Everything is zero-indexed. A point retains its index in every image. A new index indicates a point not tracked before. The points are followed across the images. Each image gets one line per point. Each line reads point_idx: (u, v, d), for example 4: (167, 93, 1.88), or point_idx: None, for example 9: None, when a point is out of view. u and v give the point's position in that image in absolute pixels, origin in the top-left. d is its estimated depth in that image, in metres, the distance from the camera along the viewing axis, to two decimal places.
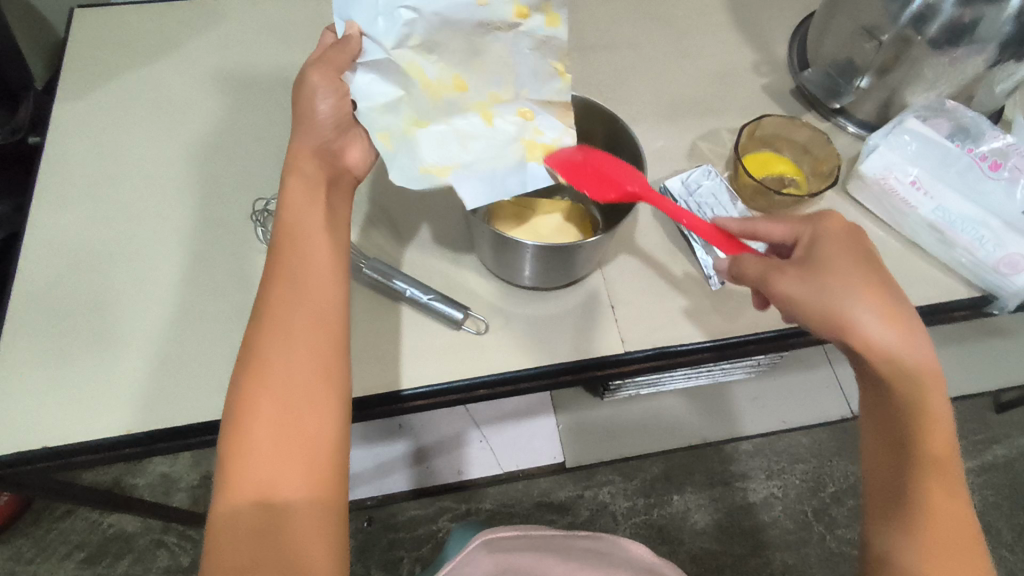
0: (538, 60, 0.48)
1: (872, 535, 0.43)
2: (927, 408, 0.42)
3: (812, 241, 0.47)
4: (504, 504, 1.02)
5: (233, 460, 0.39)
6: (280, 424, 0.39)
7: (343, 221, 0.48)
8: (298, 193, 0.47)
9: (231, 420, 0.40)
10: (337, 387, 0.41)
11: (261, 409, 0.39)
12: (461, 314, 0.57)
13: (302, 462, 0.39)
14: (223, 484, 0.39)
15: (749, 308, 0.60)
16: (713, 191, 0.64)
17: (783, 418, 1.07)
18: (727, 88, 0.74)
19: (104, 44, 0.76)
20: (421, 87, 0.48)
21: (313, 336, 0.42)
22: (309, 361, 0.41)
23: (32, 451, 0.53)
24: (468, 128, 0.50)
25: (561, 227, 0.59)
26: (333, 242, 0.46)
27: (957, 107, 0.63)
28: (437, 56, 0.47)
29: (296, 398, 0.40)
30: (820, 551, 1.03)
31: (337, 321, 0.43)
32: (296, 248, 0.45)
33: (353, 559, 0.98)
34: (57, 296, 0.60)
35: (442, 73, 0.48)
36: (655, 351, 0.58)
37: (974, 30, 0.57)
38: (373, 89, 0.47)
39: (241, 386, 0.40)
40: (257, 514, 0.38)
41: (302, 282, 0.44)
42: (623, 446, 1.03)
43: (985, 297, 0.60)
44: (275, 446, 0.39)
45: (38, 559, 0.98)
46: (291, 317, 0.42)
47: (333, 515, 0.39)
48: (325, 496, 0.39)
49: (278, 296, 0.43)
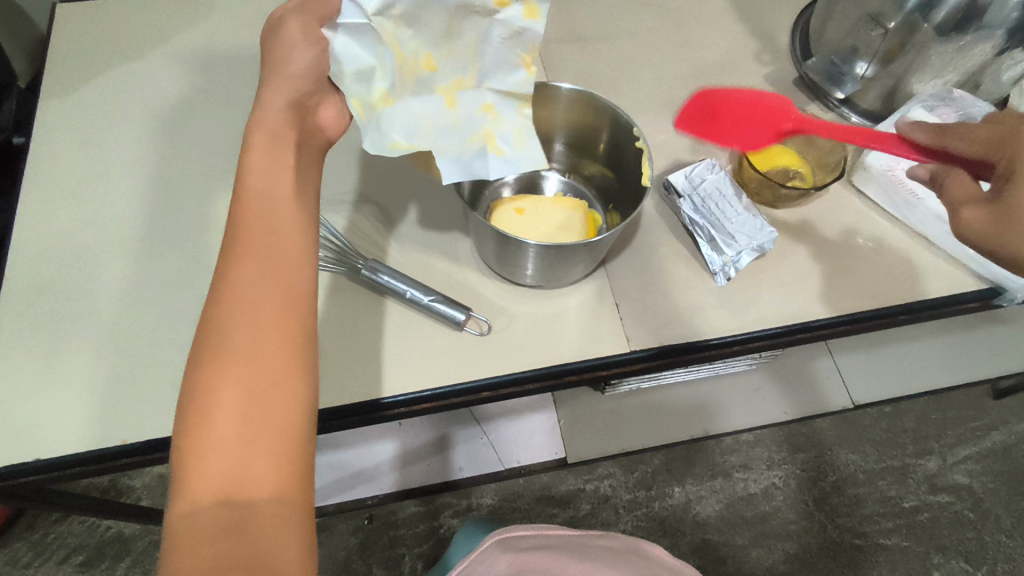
0: (508, 49, 0.45)
1: None
2: None
3: (1009, 161, 0.41)
4: (504, 499, 1.01)
5: (189, 455, 0.33)
6: (244, 412, 0.33)
7: (311, 194, 0.43)
8: (262, 159, 0.41)
9: (188, 408, 0.34)
10: (306, 370, 0.36)
11: (223, 391, 0.34)
12: (463, 316, 0.55)
13: (270, 453, 0.33)
14: (177, 484, 0.32)
15: (756, 303, 0.59)
16: (717, 185, 0.61)
17: (783, 409, 1.07)
18: (729, 77, 0.72)
19: (88, 38, 0.74)
20: (388, 56, 0.44)
21: (279, 314, 0.36)
22: (266, 338, 0.35)
23: (26, 463, 0.51)
24: (430, 112, 0.48)
25: (563, 224, 0.58)
26: (307, 218, 0.41)
27: (965, 96, 0.62)
28: (414, 30, 0.44)
29: (259, 382, 0.34)
30: (821, 541, 1.03)
31: (305, 300, 0.38)
32: (268, 219, 0.39)
33: (354, 557, 0.98)
34: (47, 301, 0.58)
35: (417, 48, 0.45)
36: (656, 348, 0.56)
37: (982, 16, 0.56)
38: (349, 58, 0.44)
39: (199, 364, 0.34)
40: (219, 513, 0.31)
41: (268, 254, 0.38)
42: (625, 439, 1.03)
43: (994, 289, 0.60)
44: (240, 435, 0.33)
45: (35, 563, 0.97)
46: (257, 294, 0.36)
47: (301, 506, 0.33)
48: (295, 494, 0.33)
49: (239, 267, 0.37)
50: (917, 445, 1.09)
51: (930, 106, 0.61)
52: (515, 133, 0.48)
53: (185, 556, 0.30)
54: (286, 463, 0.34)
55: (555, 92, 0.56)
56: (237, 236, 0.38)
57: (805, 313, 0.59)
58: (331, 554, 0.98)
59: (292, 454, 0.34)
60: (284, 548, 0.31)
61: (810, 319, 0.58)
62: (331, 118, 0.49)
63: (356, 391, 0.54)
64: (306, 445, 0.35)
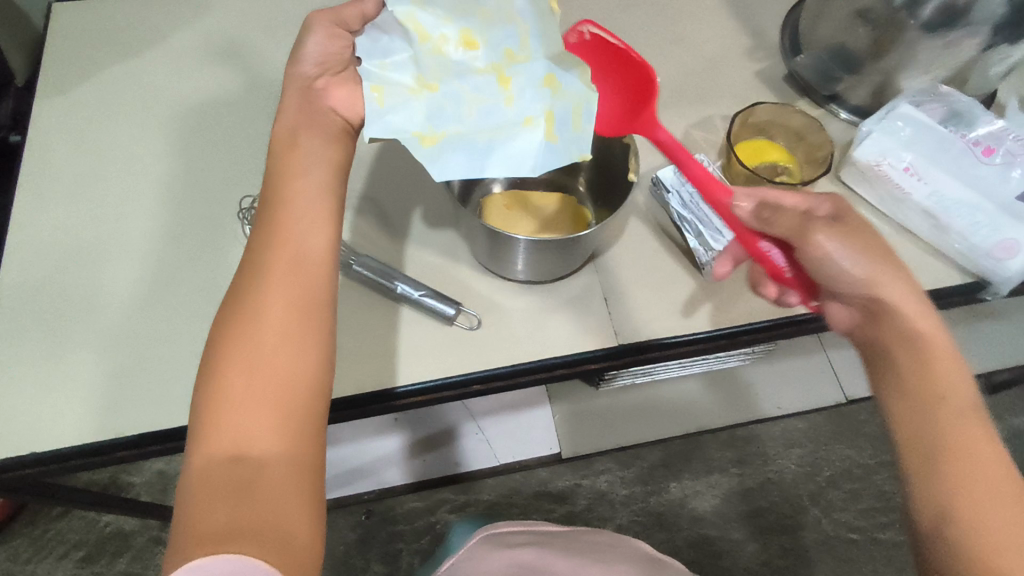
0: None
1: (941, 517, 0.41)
2: (946, 379, 0.44)
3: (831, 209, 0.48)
4: (503, 495, 1.02)
5: (208, 413, 0.36)
6: (256, 380, 0.37)
7: (335, 172, 0.46)
8: (285, 147, 0.46)
9: (209, 370, 0.37)
10: (317, 337, 0.39)
11: (237, 362, 0.37)
12: (453, 310, 0.56)
13: (279, 412, 0.36)
14: (196, 441, 0.36)
15: (744, 297, 0.60)
16: None
17: (779, 403, 1.08)
18: (720, 73, 0.73)
19: (83, 37, 0.75)
20: (422, 42, 0.45)
21: (293, 285, 0.40)
22: (281, 308, 0.39)
23: (24, 457, 0.52)
24: (478, 94, 0.46)
25: (549, 219, 0.59)
26: (326, 197, 0.44)
27: (951, 92, 0.63)
28: (437, 8, 0.45)
29: (272, 347, 0.38)
30: (817, 535, 1.04)
31: (318, 273, 0.41)
32: (288, 200, 0.43)
33: (353, 551, 1.00)
34: (43, 298, 0.59)
35: (447, 26, 0.45)
36: (645, 341, 0.57)
37: (967, 13, 0.56)
38: (374, 54, 0.46)
39: (221, 331, 0.38)
40: (229, 471, 0.34)
41: (284, 231, 0.41)
42: (620, 434, 1.04)
43: (978, 283, 0.60)
44: (254, 396, 0.36)
45: (36, 559, 0.98)
46: (274, 267, 0.40)
47: (307, 464, 0.36)
48: (301, 453, 0.36)
49: (260, 244, 0.41)
50: None
51: (918, 102, 0.62)
52: (572, 108, 0.46)
53: (200, 504, 0.33)
54: (294, 423, 0.36)
55: None
56: (259, 226, 0.42)
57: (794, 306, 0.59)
58: (331, 548, 1.00)
59: (300, 415, 0.37)
60: (287, 501, 0.34)
61: (796, 312, 0.59)
62: (344, 98, 0.49)
63: (350, 385, 0.55)
64: (313, 406, 0.37)
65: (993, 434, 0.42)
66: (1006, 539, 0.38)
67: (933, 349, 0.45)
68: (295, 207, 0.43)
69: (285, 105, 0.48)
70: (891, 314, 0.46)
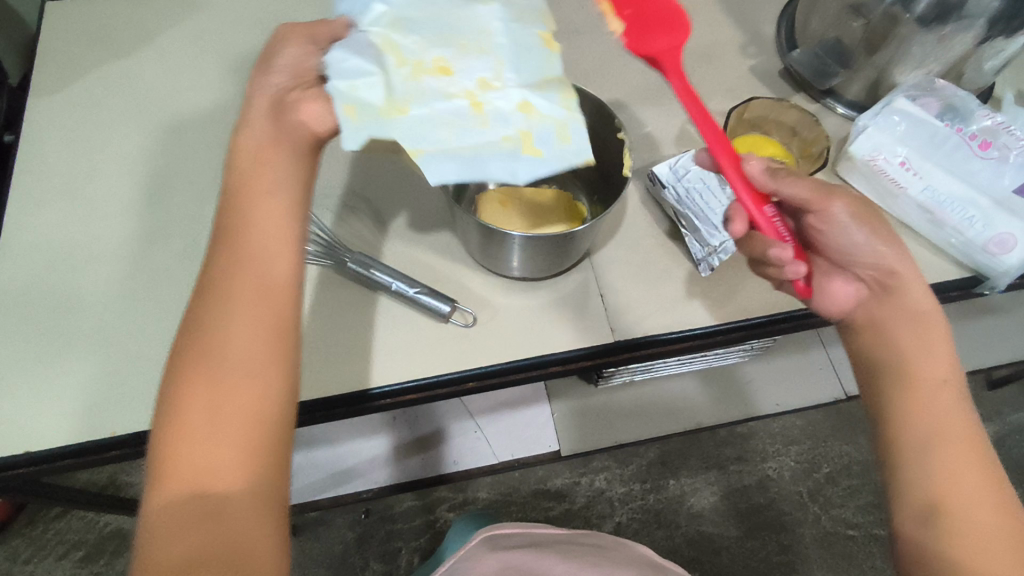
0: (523, 34, 0.43)
1: (911, 489, 0.42)
2: (933, 355, 0.45)
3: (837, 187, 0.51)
4: (501, 493, 1.03)
5: (167, 447, 0.34)
6: (220, 415, 0.34)
7: (299, 188, 0.42)
8: (246, 158, 0.42)
9: (167, 401, 0.35)
10: (282, 366, 0.36)
11: (198, 394, 0.34)
12: (447, 308, 0.56)
13: (243, 446, 0.34)
14: (155, 476, 0.34)
15: (738, 293, 0.60)
16: (702, 175, 0.60)
17: (777, 400, 1.06)
18: (714, 69, 0.73)
19: (77, 37, 0.75)
20: (397, 65, 0.42)
21: (255, 310, 0.36)
22: (242, 335, 0.36)
23: (17, 457, 0.52)
24: (453, 116, 0.41)
25: (545, 215, 0.59)
26: (289, 216, 0.40)
27: (946, 86, 0.62)
28: (414, 36, 0.42)
29: (233, 377, 0.35)
30: (815, 531, 1.04)
31: (284, 300, 0.38)
32: (246, 220, 0.39)
33: (351, 550, 1.00)
34: (37, 297, 0.59)
35: (425, 56, 0.42)
36: (640, 339, 0.57)
37: (962, 8, 0.55)
38: (340, 75, 0.41)
39: (180, 359, 0.36)
40: (194, 506, 0.33)
41: (245, 254, 0.38)
42: (617, 432, 1.03)
43: (975, 278, 0.60)
44: (214, 430, 0.34)
45: (35, 559, 0.98)
46: (235, 291, 0.37)
47: (272, 497, 0.34)
48: (268, 486, 0.34)
49: (221, 266, 0.38)
50: None
51: (912, 96, 0.62)
52: (555, 127, 0.40)
53: (162, 541, 0.32)
54: (258, 457, 0.34)
55: None
56: (217, 247, 0.38)
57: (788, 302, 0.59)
58: (330, 547, 1.00)
59: (265, 448, 0.35)
60: (255, 534, 0.33)
61: (795, 309, 0.58)
62: (317, 112, 0.43)
63: (345, 383, 0.55)
64: (277, 438, 0.35)
65: (970, 409, 0.44)
66: (985, 524, 0.40)
67: (925, 327, 0.46)
68: (258, 223, 0.39)
69: (251, 114, 0.44)
70: (898, 295, 0.48)
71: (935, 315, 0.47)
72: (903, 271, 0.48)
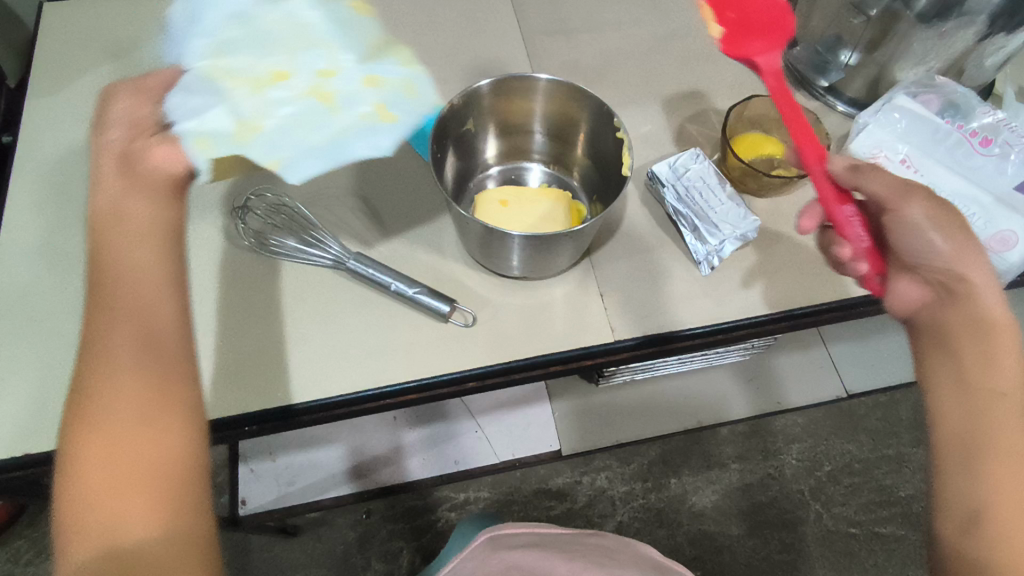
0: (334, 42, 0.56)
1: (954, 497, 0.40)
2: (997, 363, 0.42)
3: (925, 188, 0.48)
4: (503, 493, 1.02)
5: (69, 514, 0.32)
6: (121, 469, 0.33)
7: (169, 229, 0.40)
8: (107, 206, 0.39)
9: (60, 469, 0.33)
10: (180, 407, 0.35)
11: (93, 453, 0.33)
12: (447, 307, 0.56)
13: (150, 497, 0.33)
14: (61, 545, 0.32)
15: (739, 291, 0.59)
16: (702, 175, 0.61)
17: (777, 398, 1.08)
18: (714, 67, 0.72)
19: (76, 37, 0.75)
20: (236, 88, 0.52)
21: (141, 358, 0.35)
22: (129, 386, 0.34)
23: (13, 459, 0.51)
24: (335, 123, 0.54)
25: (546, 215, 0.58)
26: (161, 257, 0.38)
27: (947, 82, 0.62)
28: (228, 62, 0.52)
29: (127, 430, 0.33)
30: (817, 530, 1.04)
31: (168, 343, 0.36)
32: (115, 273, 0.37)
33: (353, 550, 0.99)
34: (32, 298, 0.58)
35: (263, 77, 0.53)
36: (642, 338, 0.57)
37: (962, 4, 0.55)
38: (186, 114, 0.47)
39: (70, 422, 0.34)
40: (108, 565, 0.31)
41: (120, 305, 0.36)
42: (619, 432, 1.04)
43: None
44: (116, 486, 0.32)
45: (37, 560, 0.98)
46: (114, 344, 0.35)
47: (194, 538, 0.33)
48: (187, 529, 0.33)
49: (98, 322, 0.36)
50: (913, 434, 1.09)
51: (913, 93, 0.62)
52: (415, 108, 0.56)
53: None
54: (168, 503, 0.33)
55: (534, 83, 0.57)
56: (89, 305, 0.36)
57: (788, 301, 0.59)
58: (331, 547, 0.99)
59: (173, 492, 0.33)
60: None
61: (795, 307, 0.59)
62: (169, 153, 0.42)
63: (346, 383, 0.55)
64: (187, 481, 0.34)
65: None
66: None
67: (992, 334, 0.43)
68: (128, 272, 0.37)
69: (99, 175, 0.41)
70: (967, 300, 0.44)
71: (1006, 324, 0.43)
72: (978, 278, 0.44)
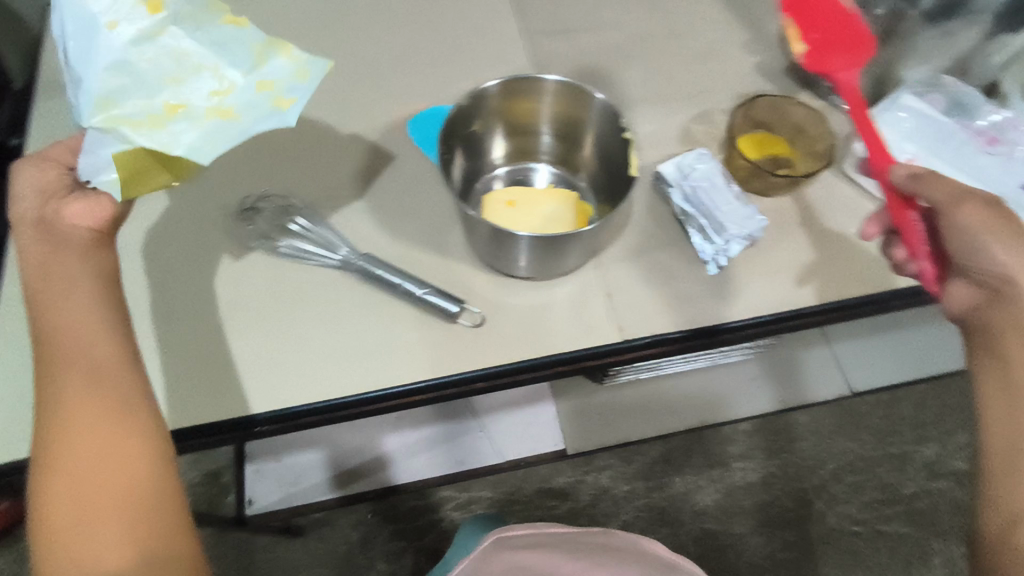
0: (196, 29, 0.44)
1: (1003, 497, 0.43)
2: None
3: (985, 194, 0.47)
4: (505, 493, 1.02)
5: (46, 548, 0.37)
6: (86, 503, 0.38)
7: (108, 280, 0.44)
8: (38, 269, 0.42)
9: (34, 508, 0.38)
10: (140, 435, 0.40)
11: (60, 491, 0.38)
12: (456, 307, 0.56)
13: (118, 524, 0.38)
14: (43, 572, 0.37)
15: (746, 291, 0.59)
16: (708, 174, 0.61)
17: (781, 397, 1.06)
18: (718, 66, 0.72)
19: None
20: (136, 133, 0.42)
21: (93, 402, 0.39)
22: (87, 428, 0.39)
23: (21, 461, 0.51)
24: (229, 125, 0.44)
25: (552, 216, 0.59)
26: (97, 306, 0.42)
27: (953, 82, 0.62)
28: (123, 102, 0.42)
29: (91, 466, 0.38)
30: (821, 528, 1.04)
31: (117, 383, 0.41)
32: (54, 330, 0.41)
33: (356, 550, 0.99)
34: None
35: (155, 105, 0.43)
36: (649, 338, 0.57)
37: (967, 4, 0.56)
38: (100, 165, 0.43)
39: (38, 467, 0.38)
40: None
41: (65, 360, 0.40)
42: (619, 430, 1.03)
43: None
44: (85, 519, 0.37)
45: None
46: (67, 392, 0.39)
47: (160, 553, 0.38)
48: (157, 547, 0.38)
49: (46, 379, 0.40)
50: (917, 432, 1.09)
51: (919, 92, 0.62)
52: (293, 71, 0.46)
53: None
54: (133, 527, 0.38)
55: (542, 84, 0.57)
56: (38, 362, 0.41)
57: (794, 300, 0.59)
58: (333, 548, 0.99)
59: (135, 518, 0.38)
60: None
61: (801, 306, 0.59)
62: (82, 209, 0.42)
63: (353, 385, 0.55)
64: (149, 503, 0.39)
65: None
66: None
67: None
68: (70, 331, 0.41)
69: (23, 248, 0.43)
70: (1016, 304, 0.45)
71: None
72: None
